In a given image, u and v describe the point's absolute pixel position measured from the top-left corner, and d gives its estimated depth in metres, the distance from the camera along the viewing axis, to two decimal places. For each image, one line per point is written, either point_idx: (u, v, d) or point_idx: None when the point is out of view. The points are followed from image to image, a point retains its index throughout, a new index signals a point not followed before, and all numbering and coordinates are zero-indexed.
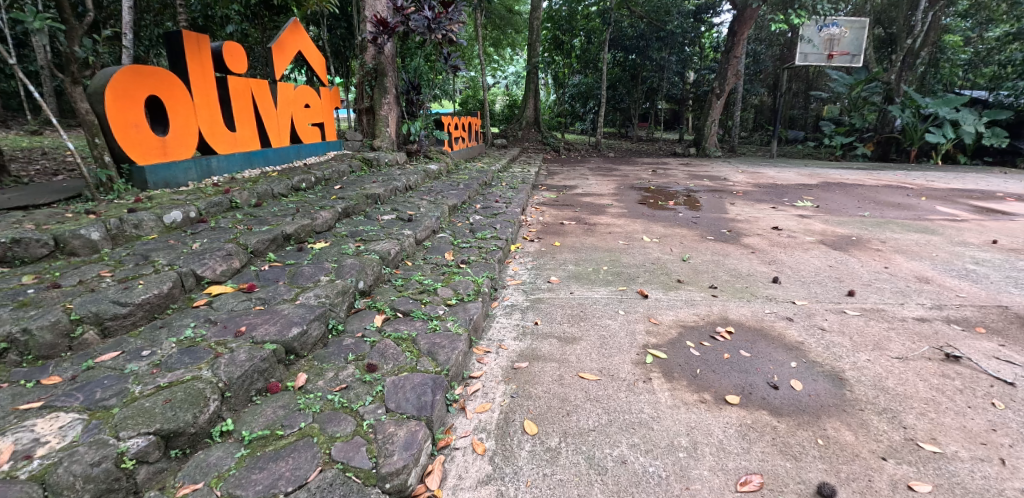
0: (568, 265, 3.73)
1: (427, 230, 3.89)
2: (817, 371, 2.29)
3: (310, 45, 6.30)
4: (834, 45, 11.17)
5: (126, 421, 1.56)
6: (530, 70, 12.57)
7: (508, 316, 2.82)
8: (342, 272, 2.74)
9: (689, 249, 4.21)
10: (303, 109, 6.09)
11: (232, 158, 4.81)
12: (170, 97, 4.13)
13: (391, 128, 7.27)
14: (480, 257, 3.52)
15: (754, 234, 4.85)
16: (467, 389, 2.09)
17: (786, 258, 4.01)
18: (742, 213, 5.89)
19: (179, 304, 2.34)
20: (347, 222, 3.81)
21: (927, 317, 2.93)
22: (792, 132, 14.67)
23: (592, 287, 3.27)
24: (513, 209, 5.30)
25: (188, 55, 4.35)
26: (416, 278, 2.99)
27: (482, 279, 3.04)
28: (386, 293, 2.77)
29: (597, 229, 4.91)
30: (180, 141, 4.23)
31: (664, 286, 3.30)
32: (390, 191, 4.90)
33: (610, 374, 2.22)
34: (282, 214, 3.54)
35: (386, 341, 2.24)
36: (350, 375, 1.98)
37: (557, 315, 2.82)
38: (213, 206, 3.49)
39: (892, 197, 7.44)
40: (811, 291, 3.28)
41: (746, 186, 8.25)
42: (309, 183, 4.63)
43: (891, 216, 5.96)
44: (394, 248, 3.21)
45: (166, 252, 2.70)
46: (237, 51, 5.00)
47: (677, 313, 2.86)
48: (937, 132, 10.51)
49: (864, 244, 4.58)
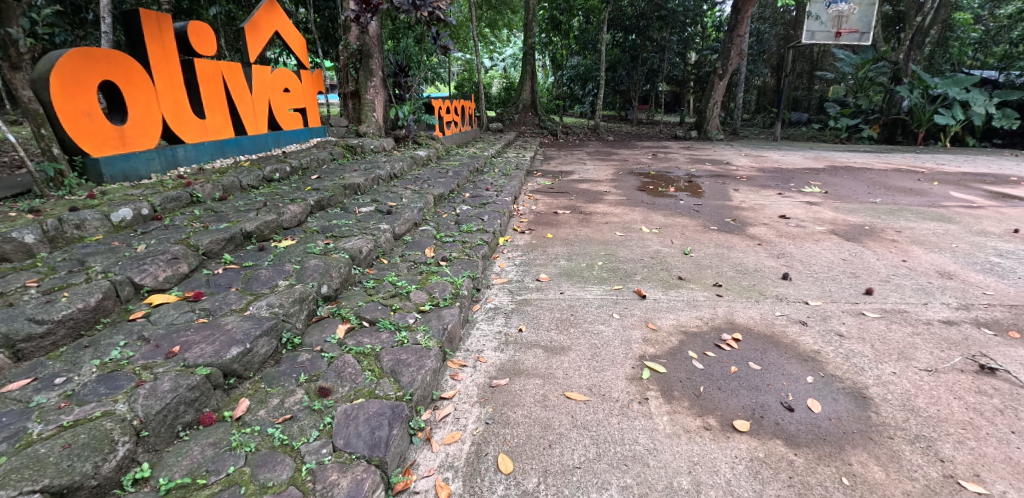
0: (559, 260, 3.44)
1: (407, 224, 3.59)
2: (838, 389, 2.02)
3: (288, 25, 5.93)
4: (843, 23, 10.64)
5: (10, 477, 1.29)
6: (526, 51, 12.11)
7: (489, 321, 2.53)
8: (303, 275, 2.45)
9: (692, 241, 3.92)
10: (282, 94, 5.75)
11: (201, 147, 4.50)
12: (128, 83, 3.81)
13: (377, 113, 6.93)
14: (462, 253, 3.21)
15: (760, 223, 4.54)
16: (436, 413, 1.83)
17: (795, 251, 3.72)
18: (747, 200, 5.58)
19: (112, 318, 2.06)
20: (320, 216, 3.52)
21: (955, 319, 2.65)
22: (796, 114, 14.26)
23: (585, 286, 2.98)
24: (503, 197, 4.98)
25: (148, 37, 4.02)
26: (389, 279, 2.71)
27: (462, 279, 2.75)
28: (353, 297, 2.48)
29: (593, 219, 4.61)
30: (141, 131, 3.92)
31: (663, 284, 3.01)
32: (371, 180, 4.58)
33: (601, 393, 1.94)
34: (246, 208, 3.24)
35: (346, 358, 1.97)
36: (298, 402, 1.71)
37: (544, 321, 2.54)
38: (171, 201, 3.19)
39: (903, 182, 7.11)
40: (825, 288, 3.00)
41: (750, 171, 7.91)
42: (283, 173, 4.31)
43: (904, 203, 5.66)
44: (366, 245, 2.92)
45: (105, 257, 2.41)
46: (204, 31, 4.65)
47: (677, 316, 2.58)
48: (945, 114, 10.10)
49: (878, 234, 4.29)
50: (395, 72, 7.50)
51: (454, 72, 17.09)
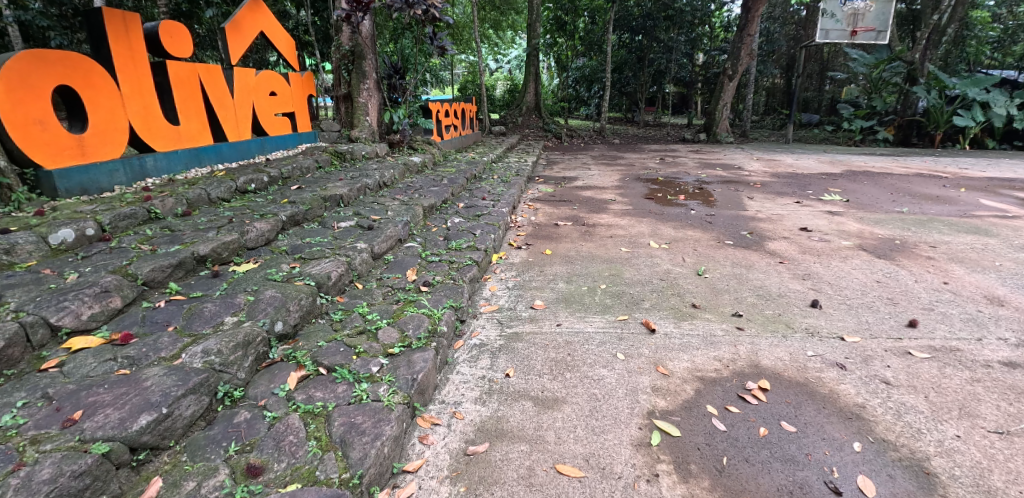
0: (558, 282, 3.08)
1: (389, 241, 3.25)
2: (892, 462, 1.67)
3: (275, 25, 5.61)
4: (859, 21, 10.19)
5: None
6: (529, 52, 11.79)
7: (472, 363, 2.17)
8: (255, 310, 2.12)
9: (706, 259, 3.55)
10: (268, 97, 5.44)
11: (174, 156, 4.20)
12: (90, 87, 3.51)
13: (371, 117, 6.62)
14: (447, 277, 2.84)
15: (779, 237, 4.15)
16: (395, 494, 1.50)
17: (822, 271, 3.34)
18: (763, 209, 5.19)
19: (20, 369, 1.74)
20: (293, 233, 3.19)
21: (1018, 361, 2.26)
22: (807, 115, 13.83)
23: (585, 316, 2.61)
24: (500, 208, 4.63)
25: (113, 37, 3.71)
26: (359, 311, 2.38)
27: (442, 311, 2.38)
28: (314, 336, 2.15)
29: (596, 232, 4.24)
30: (104, 139, 3.61)
31: (675, 314, 2.64)
32: (357, 190, 4.24)
33: (599, 467, 1.61)
34: (207, 226, 2.92)
35: (291, 419, 1.64)
36: (217, 488, 1.39)
37: (536, 362, 2.17)
38: (123, 218, 2.86)
39: (928, 188, 6.68)
40: (861, 319, 2.63)
41: (764, 176, 7.51)
42: (260, 183, 3.98)
43: (932, 212, 5.25)
44: (336, 270, 2.59)
45: (26, 289, 2.08)
46: (179, 31, 4.31)
47: (692, 358, 2.20)
48: (965, 116, 9.70)
49: (911, 250, 3.89)
50: (391, 73, 7.02)
51: (459, 73, 16.80)
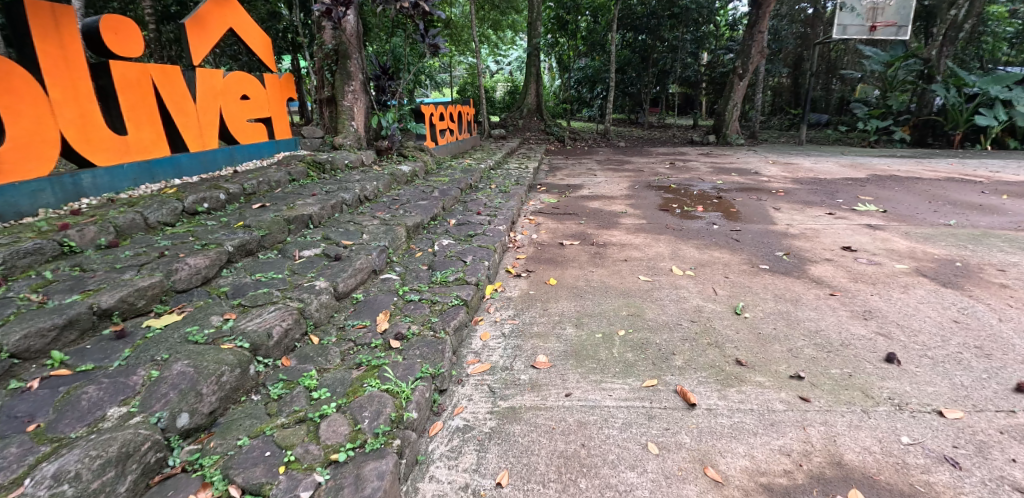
0: (565, 327, 2.49)
1: (359, 274, 2.68)
2: None
3: (245, 20, 5.04)
4: (878, 15, 9.57)
5: None
6: (529, 53, 11.17)
7: (451, 463, 1.61)
8: (152, 396, 1.56)
9: (741, 290, 2.97)
10: (238, 101, 4.86)
11: (119, 171, 3.64)
12: (5, 92, 2.93)
13: (356, 121, 6.05)
14: (427, 325, 2.26)
15: (821, 259, 3.57)
16: None
17: (885, 306, 2.76)
18: (794, 223, 4.60)
19: None
20: (244, 266, 2.63)
21: None
22: (819, 114, 13.21)
23: (602, 381, 2.02)
24: (496, 225, 4.05)
25: (38, 33, 3.13)
26: (306, 382, 1.81)
27: (414, 384, 1.80)
28: (236, 428, 1.59)
29: (607, 254, 3.66)
30: (25, 153, 3.04)
31: (717, 376, 2.05)
32: (330, 208, 3.67)
33: None
34: (130, 263, 2.36)
35: None
36: None
37: (539, 460, 1.61)
38: (23, 255, 2.29)
39: (966, 195, 6.06)
40: (955, 382, 2.03)
41: (785, 182, 6.90)
42: (214, 202, 3.42)
43: (984, 225, 4.63)
44: (281, 323, 2.02)
45: None
46: (126, 26, 3.73)
47: (750, 452, 1.64)
48: (987, 115, 9.01)
49: (978, 275, 3.30)
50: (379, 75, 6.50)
51: (459, 75, 16.24)
